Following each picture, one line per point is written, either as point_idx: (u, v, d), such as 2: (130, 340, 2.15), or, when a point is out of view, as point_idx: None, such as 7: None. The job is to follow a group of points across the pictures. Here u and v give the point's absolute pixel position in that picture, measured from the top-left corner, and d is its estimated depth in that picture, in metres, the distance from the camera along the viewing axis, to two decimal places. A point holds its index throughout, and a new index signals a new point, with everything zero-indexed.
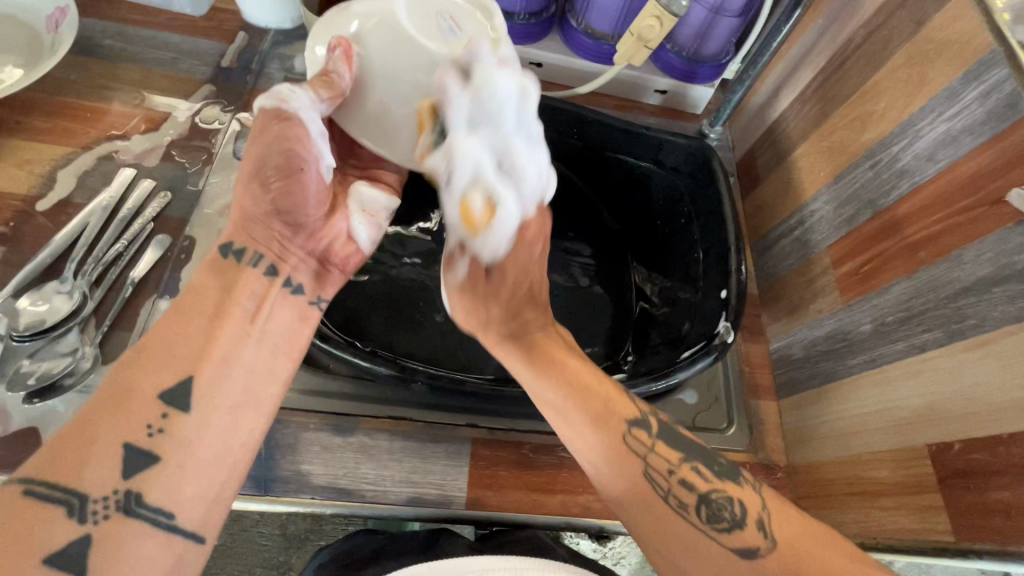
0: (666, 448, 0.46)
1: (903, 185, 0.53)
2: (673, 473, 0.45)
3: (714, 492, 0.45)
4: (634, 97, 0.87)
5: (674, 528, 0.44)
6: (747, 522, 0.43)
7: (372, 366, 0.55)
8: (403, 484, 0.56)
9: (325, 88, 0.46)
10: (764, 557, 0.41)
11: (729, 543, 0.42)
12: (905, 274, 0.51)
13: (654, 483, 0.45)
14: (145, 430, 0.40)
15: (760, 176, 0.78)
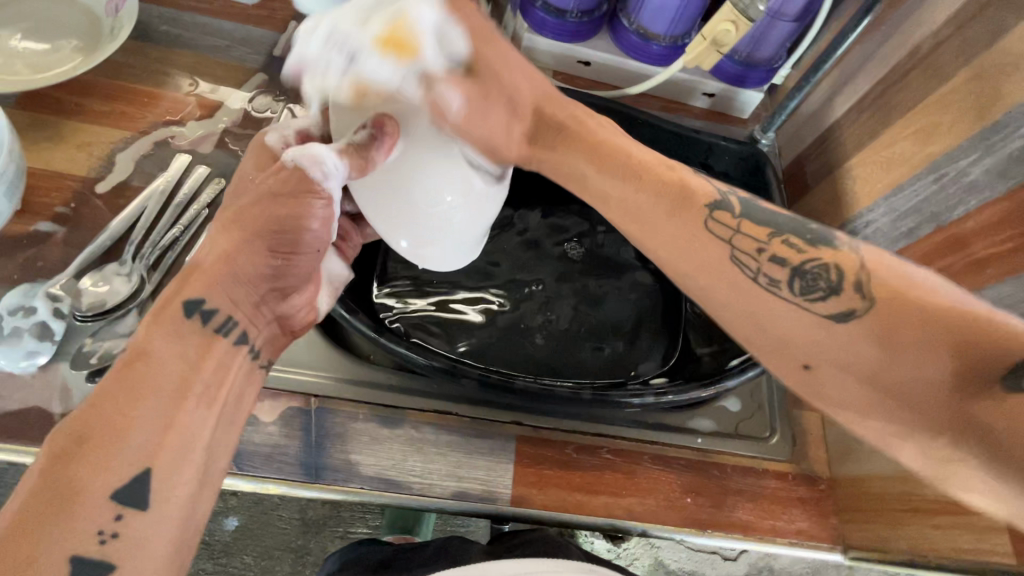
0: (751, 224, 0.44)
1: (971, 200, 0.52)
2: (762, 250, 0.43)
3: (805, 261, 0.42)
4: (682, 99, 0.86)
5: (767, 305, 0.42)
6: (843, 283, 0.40)
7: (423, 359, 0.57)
8: (449, 478, 0.56)
9: (355, 170, 0.44)
10: (862, 317, 0.39)
11: (825, 309, 0.41)
12: (969, 291, 0.51)
13: (742, 262, 0.43)
14: (95, 537, 0.37)
15: (810, 183, 0.77)
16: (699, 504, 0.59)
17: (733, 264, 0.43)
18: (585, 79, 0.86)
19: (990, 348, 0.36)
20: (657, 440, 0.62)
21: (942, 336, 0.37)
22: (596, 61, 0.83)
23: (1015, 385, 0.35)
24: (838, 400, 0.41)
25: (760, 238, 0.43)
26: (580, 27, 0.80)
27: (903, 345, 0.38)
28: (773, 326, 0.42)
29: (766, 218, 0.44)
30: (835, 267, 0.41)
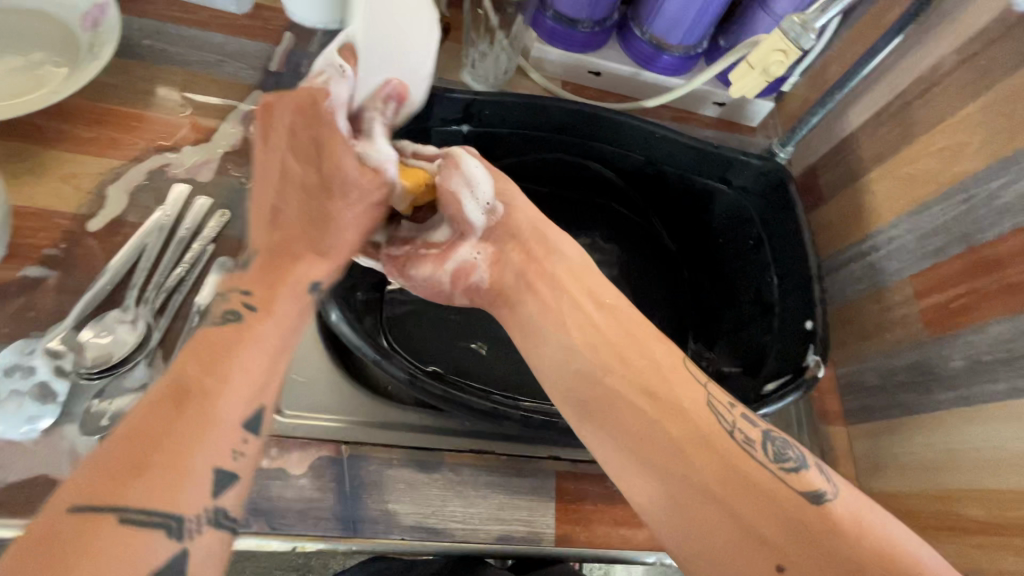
0: (717, 388, 0.47)
1: (1003, 223, 0.52)
2: (735, 408, 0.45)
3: (773, 432, 0.44)
4: (692, 108, 0.85)
5: (743, 463, 0.42)
6: (806, 463, 0.43)
7: (465, 399, 0.53)
8: (492, 521, 0.54)
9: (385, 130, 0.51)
10: (830, 499, 0.40)
11: (797, 483, 0.41)
12: (1004, 315, 0.51)
13: (719, 413, 0.45)
14: (231, 454, 0.39)
15: (823, 195, 0.77)
16: None
17: (709, 407, 0.44)
18: (595, 88, 0.83)
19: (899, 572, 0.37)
20: None
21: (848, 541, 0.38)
22: (606, 72, 0.81)
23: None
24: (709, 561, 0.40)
25: (732, 403, 0.46)
26: (591, 37, 0.77)
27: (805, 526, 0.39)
28: (650, 442, 0.44)
29: (739, 404, 0.47)
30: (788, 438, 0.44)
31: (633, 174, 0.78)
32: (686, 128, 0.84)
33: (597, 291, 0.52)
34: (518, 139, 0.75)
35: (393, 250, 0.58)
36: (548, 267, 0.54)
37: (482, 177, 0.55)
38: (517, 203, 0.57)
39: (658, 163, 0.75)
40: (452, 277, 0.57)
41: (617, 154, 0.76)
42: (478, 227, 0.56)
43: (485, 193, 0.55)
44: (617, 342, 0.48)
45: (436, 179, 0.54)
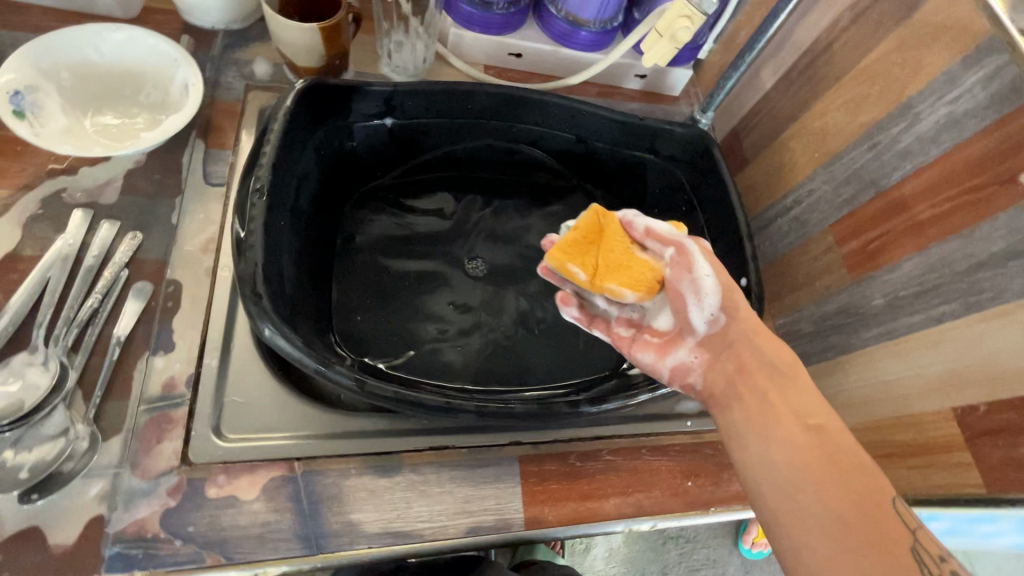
0: (927, 534, 0.42)
1: (906, 165, 0.56)
2: (945, 562, 0.40)
3: None
4: (615, 82, 0.86)
5: None
6: None
7: (418, 398, 0.52)
8: (460, 515, 0.54)
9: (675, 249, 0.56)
10: None
11: None
12: (914, 252, 0.55)
13: (921, 562, 0.40)
14: None
15: (748, 156, 0.79)
16: (699, 485, 0.61)
17: (911, 551, 0.40)
18: (519, 71, 0.83)
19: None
20: (649, 431, 0.63)
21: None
22: (527, 53, 0.80)
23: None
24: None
25: (944, 555, 0.41)
26: (507, 18, 0.76)
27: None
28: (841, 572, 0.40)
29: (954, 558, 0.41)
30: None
31: (565, 152, 0.79)
32: (612, 103, 0.85)
33: (801, 410, 0.48)
34: (447, 128, 0.74)
35: (621, 329, 0.60)
36: (762, 382, 0.51)
37: (713, 286, 0.54)
38: (742, 314, 0.55)
39: (586, 139, 0.76)
40: (670, 373, 0.56)
41: (550, 135, 0.77)
42: (699, 332, 0.55)
43: (711, 302, 0.54)
44: (820, 466, 0.44)
45: (667, 276, 0.56)
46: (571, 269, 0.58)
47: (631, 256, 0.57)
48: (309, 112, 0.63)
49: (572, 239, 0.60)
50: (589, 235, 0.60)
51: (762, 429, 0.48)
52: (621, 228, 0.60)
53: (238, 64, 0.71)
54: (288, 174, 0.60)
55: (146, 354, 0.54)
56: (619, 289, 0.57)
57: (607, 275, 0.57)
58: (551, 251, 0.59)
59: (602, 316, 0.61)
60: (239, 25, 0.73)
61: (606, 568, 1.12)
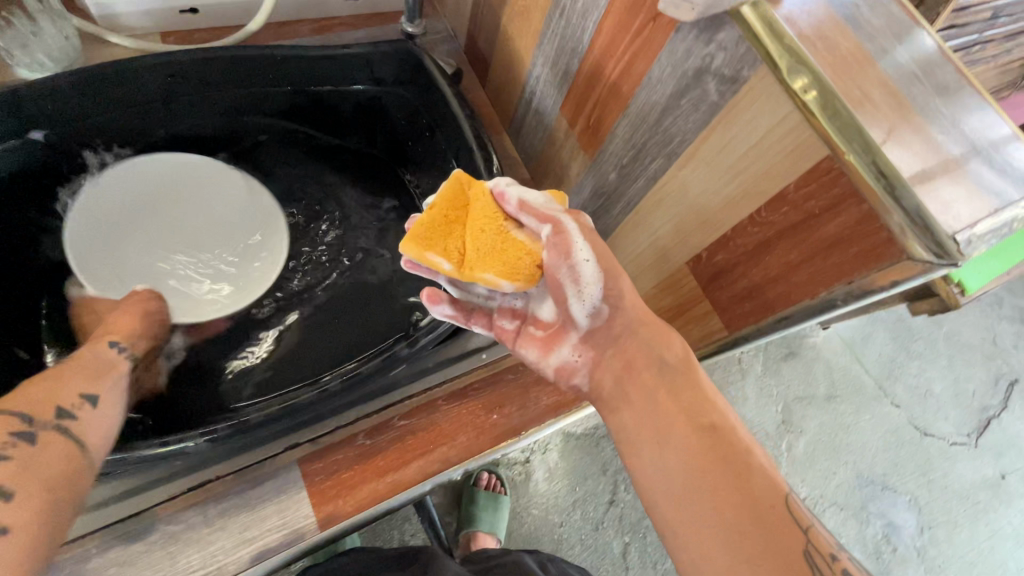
0: (818, 529, 0.39)
1: (588, 24, 0.51)
2: (836, 560, 0.37)
3: None
4: (328, 13, 0.74)
5: None
6: None
7: (182, 446, 0.47)
8: (240, 546, 0.49)
9: (556, 229, 0.44)
10: None
11: None
12: (621, 114, 0.51)
13: (813, 567, 0.36)
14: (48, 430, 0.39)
15: (487, 55, 0.72)
16: (507, 414, 0.59)
17: (803, 554, 0.37)
18: (205, 29, 0.69)
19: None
20: (442, 378, 0.60)
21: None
22: (200, 6, 0.66)
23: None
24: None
25: (834, 552, 0.37)
26: None
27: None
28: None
29: (844, 552, 0.38)
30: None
31: (290, 109, 0.70)
32: (331, 37, 0.74)
33: (694, 408, 0.43)
34: (129, 121, 0.64)
35: (504, 321, 0.50)
36: (652, 383, 0.45)
37: (594, 274, 0.45)
38: (627, 302, 0.47)
39: (297, 88, 0.67)
40: (554, 371, 0.50)
41: (258, 96, 0.67)
42: (582, 326, 0.48)
43: (593, 293, 0.45)
44: (713, 467, 0.40)
45: (545, 261, 0.45)
46: (431, 258, 0.45)
47: (504, 239, 0.45)
48: None
49: (430, 221, 0.46)
50: (450, 210, 0.47)
51: (655, 432, 0.43)
52: (492, 202, 0.46)
53: None
54: None
55: None
56: (494, 279, 0.45)
57: (478, 263, 0.45)
58: (405, 238, 0.46)
59: (481, 307, 0.51)
60: None
61: (551, 488, 1.09)
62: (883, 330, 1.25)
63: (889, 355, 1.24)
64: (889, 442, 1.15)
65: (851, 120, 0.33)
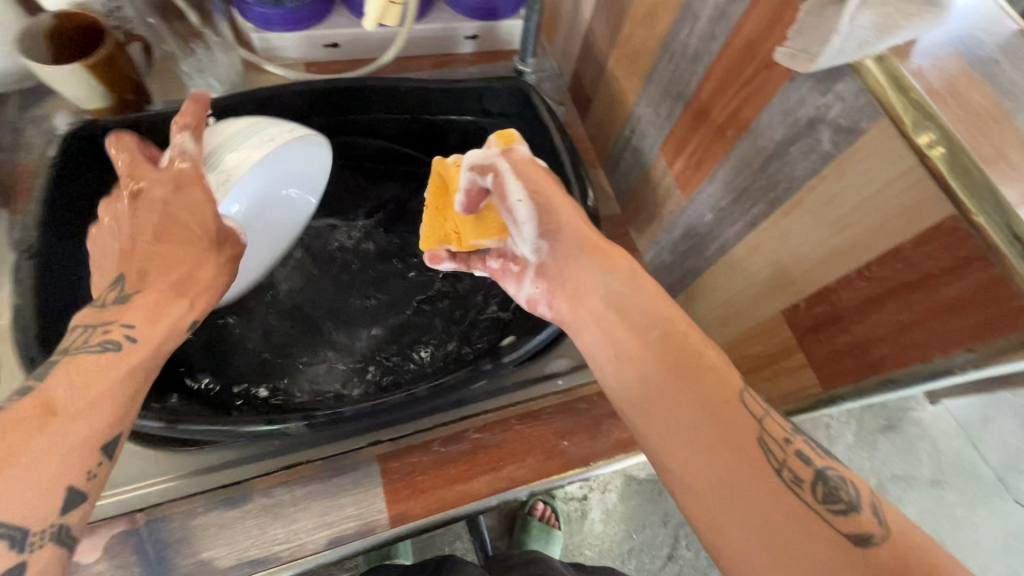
0: (778, 416, 0.38)
1: (699, 70, 0.52)
2: (790, 443, 0.37)
3: (828, 469, 0.36)
4: (448, 50, 0.81)
5: (787, 508, 0.34)
6: (862, 504, 0.34)
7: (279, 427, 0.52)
8: (319, 528, 0.53)
9: (479, 172, 0.50)
10: (883, 547, 0.32)
11: (845, 530, 0.33)
12: (723, 158, 0.52)
13: (768, 452, 0.36)
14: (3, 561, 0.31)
15: (590, 94, 0.75)
16: (576, 443, 0.60)
17: (758, 442, 0.36)
18: (343, 61, 0.79)
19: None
20: (518, 400, 0.61)
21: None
22: (342, 41, 0.76)
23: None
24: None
25: (788, 436, 0.37)
26: (307, 9, 0.72)
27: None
28: (735, 515, 0.35)
29: (798, 435, 0.38)
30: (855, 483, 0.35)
31: (404, 133, 0.76)
32: (448, 72, 0.81)
33: (646, 318, 0.44)
34: None
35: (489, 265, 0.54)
36: (598, 300, 0.46)
37: (528, 210, 0.49)
38: (565, 232, 0.49)
39: (414, 115, 0.74)
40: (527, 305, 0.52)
41: (379, 122, 0.74)
42: (532, 262, 0.50)
43: (530, 230, 0.49)
44: (658, 370, 0.41)
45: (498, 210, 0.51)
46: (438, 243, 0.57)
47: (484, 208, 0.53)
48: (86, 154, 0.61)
49: (431, 211, 0.59)
50: (441, 199, 0.58)
51: (612, 334, 0.44)
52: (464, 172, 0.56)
53: (38, 122, 0.68)
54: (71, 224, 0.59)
55: None
56: (478, 241, 0.53)
57: (467, 230, 0.54)
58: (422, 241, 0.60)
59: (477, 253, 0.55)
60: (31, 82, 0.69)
61: (607, 530, 1.05)
62: (1005, 416, 1.11)
63: (1011, 445, 1.09)
64: (1006, 545, 1.01)
65: (983, 179, 0.32)
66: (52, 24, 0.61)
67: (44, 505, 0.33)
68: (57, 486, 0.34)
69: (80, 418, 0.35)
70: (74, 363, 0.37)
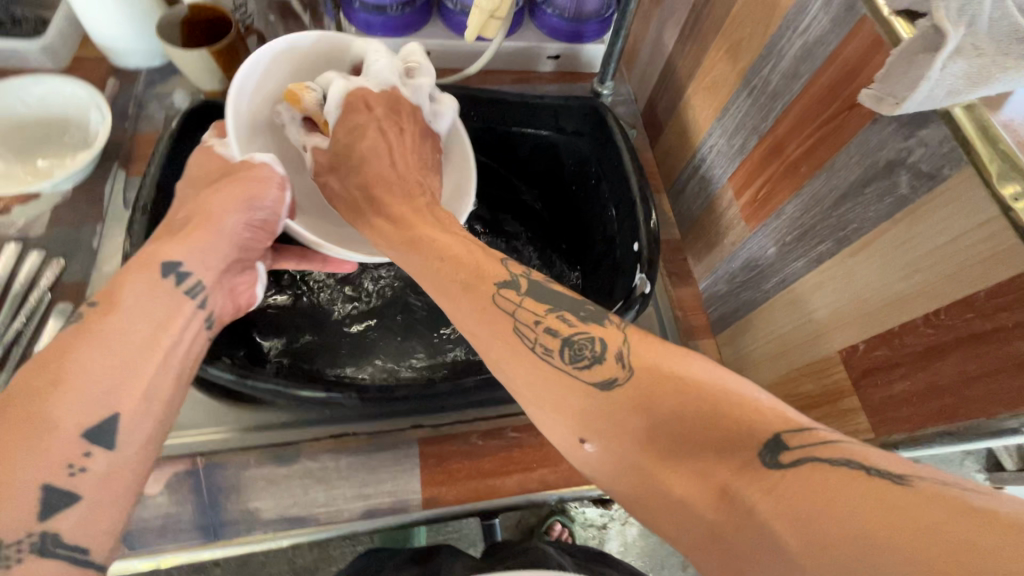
0: (535, 300, 0.40)
1: (778, 106, 0.53)
2: (542, 321, 0.39)
3: (580, 332, 0.38)
4: (530, 67, 0.85)
5: (547, 378, 0.38)
6: (606, 355, 0.37)
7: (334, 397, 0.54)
8: (356, 499, 0.56)
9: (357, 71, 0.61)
10: (622, 387, 0.35)
11: (590, 380, 0.36)
12: (794, 193, 0.52)
13: (521, 336, 0.39)
14: (67, 469, 0.35)
15: (663, 122, 0.77)
16: None
17: (516, 327, 0.39)
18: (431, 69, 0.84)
19: (734, 409, 0.32)
20: None
21: (674, 392, 0.34)
22: (433, 50, 0.81)
23: (777, 461, 0.30)
24: (612, 476, 0.36)
25: (549, 310, 0.40)
26: (406, 19, 0.77)
27: (648, 411, 0.34)
28: (546, 404, 0.38)
29: (563, 308, 0.40)
30: (601, 340, 0.37)
31: (478, 142, 0.80)
32: (527, 88, 0.85)
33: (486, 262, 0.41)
34: None
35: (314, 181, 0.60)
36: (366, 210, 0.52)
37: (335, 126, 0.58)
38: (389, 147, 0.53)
39: (490, 125, 0.77)
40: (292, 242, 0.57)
41: None
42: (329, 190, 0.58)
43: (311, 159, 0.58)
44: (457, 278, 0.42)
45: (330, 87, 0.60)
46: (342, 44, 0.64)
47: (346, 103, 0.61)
48: (199, 129, 0.67)
49: None
50: None
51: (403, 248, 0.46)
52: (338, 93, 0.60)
53: (160, 97, 0.77)
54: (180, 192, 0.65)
55: None
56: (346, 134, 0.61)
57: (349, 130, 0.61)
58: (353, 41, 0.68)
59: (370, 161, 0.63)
60: (160, 62, 0.78)
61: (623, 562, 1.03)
62: None
63: None
64: None
65: None
66: (186, 14, 0.69)
67: (20, 512, 0.33)
68: (28, 484, 0.33)
69: (96, 377, 0.37)
70: (94, 331, 0.38)
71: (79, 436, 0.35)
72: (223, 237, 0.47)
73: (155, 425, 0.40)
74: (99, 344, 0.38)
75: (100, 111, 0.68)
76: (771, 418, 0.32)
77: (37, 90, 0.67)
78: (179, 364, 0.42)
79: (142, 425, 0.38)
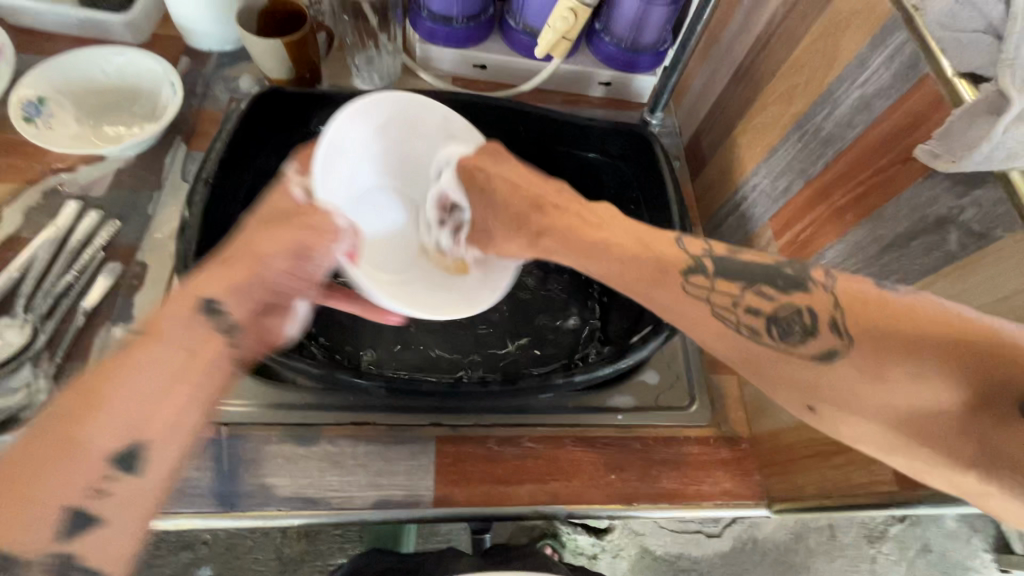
0: (725, 281, 0.43)
1: (828, 152, 0.54)
2: (739, 303, 0.42)
3: (780, 310, 0.41)
4: (580, 90, 0.87)
5: (777, 364, 0.40)
6: (818, 324, 0.39)
7: (365, 383, 0.56)
8: (369, 488, 0.57)
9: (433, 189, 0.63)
10: (844, 356, 0.37)
11: (806, 351, 0.39)
12: (836, 239, 0.53)
13: (722, 319, 0.42)
14: (86, 492, 0.37)
15: (707, 156, 0.78)
16: (623, 479, 0.60)
17: (766, 321, 0.41)
18: (485, 82, 0.87)
19: (972, 349, 0.33)
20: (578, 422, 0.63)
21: (902, 343, 0.35)
22: (491, 64, 0.84)
23: (1021, 415, 0.32)
24: (856, 434, 0.37)
25: (736, 292, 0.43)
26: (468, 32, 0.80)
27: (877, 375, 0.36)
28: (856, 395, 0.36)
29: (746, 288, 0.43)
30: (810, 311, 0.40)
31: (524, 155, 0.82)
32: (576, 110, 0.87)
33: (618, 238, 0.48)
34: None
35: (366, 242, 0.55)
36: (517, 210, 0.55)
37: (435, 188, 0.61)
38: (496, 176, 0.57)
39: (539, 140, 0.79)
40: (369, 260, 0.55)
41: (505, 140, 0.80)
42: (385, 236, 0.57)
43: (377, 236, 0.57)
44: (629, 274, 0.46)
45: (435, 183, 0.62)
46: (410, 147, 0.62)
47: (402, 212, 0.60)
48: (266, 112, 0.70)
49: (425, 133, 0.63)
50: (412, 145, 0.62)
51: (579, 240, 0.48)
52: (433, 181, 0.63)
53: (226, 79, 0.80)
54: (239, 169, 0.67)
55: (108, 323, 0.61)
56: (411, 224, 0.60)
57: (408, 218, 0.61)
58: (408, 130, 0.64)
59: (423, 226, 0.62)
60: (232, 46, 0.81)
61: None
62: None
63: None
64: None
65: None
66: (265, 6, 0.73)
67: (40, 530, 0.36)
68: (51, 504, 0.36)
69: (133, 403, 0.38)
70: (133, 351, 0.40)
71: (105, 458, 0.37)
72: (263, 280, 0.45)
73: (182, 453, 0.41)
74: (125, 368, 0.39)
75: (173, 86, 0.71)
76: (1000, 343, 0.33)
77: (119, 62, 0.72)
78: (216, 383, 0.43)
79: (167, 454, 0.40)
